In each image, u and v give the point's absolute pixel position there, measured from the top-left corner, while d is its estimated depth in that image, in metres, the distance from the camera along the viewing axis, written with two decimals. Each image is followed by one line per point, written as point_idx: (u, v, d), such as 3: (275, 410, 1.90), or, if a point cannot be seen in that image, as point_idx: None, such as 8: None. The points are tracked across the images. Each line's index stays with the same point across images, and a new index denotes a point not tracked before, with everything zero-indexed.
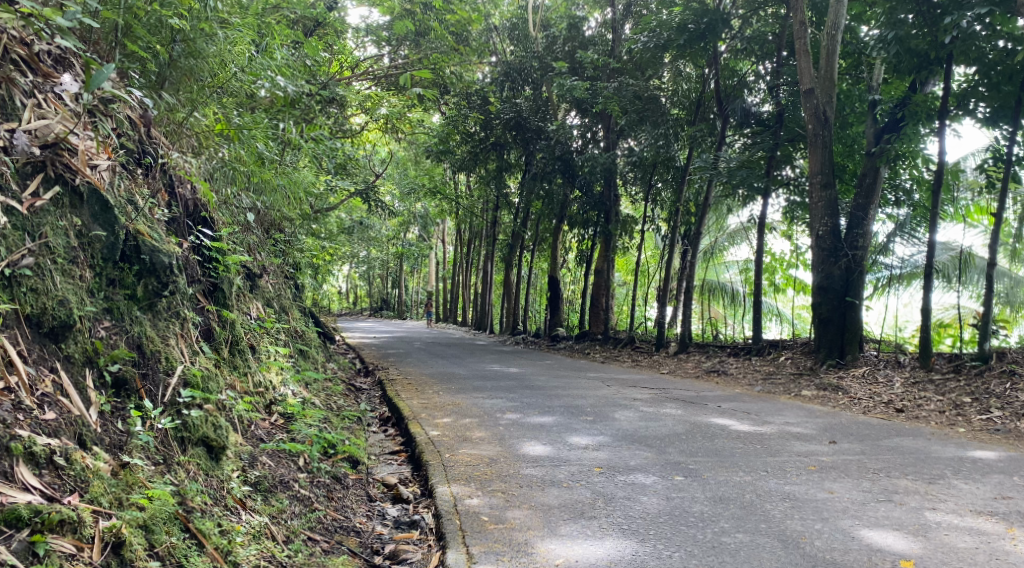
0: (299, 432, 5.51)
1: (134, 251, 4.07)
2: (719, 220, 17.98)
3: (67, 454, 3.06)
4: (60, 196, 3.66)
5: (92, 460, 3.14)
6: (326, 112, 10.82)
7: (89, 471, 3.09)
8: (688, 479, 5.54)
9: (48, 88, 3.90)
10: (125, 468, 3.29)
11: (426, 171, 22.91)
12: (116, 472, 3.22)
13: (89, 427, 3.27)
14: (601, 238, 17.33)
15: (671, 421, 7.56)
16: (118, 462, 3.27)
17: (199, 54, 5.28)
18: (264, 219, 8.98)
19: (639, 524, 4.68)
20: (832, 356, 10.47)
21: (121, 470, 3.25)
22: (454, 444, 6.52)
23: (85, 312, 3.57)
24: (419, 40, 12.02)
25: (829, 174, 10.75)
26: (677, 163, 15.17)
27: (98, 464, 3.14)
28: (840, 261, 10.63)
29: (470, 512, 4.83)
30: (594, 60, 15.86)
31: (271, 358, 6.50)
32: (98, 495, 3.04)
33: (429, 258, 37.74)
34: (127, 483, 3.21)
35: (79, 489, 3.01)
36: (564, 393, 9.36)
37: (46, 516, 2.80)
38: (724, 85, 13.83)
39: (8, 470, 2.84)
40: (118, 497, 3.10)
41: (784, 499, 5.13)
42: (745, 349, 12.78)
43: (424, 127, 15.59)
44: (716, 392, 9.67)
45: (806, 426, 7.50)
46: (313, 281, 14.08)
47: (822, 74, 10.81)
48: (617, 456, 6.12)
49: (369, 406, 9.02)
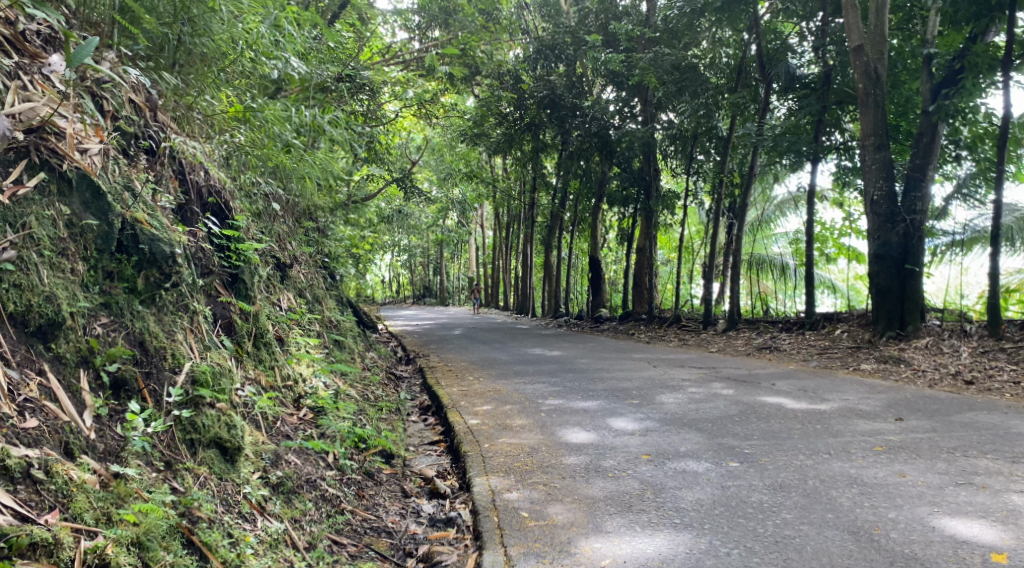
0: (328, 427, 5.23)
1: (132, 241, 3.77)
2: (766, 191, 17.35)
3: (46, 467, 2.79)
4: (46, 183, 3.41)
5: (77, 472, 2.87)
6: (358, 99, 10.56)
7: (74, 485, 2.82)
8: (744, 465, 5.12)
9: (36, 69, 3.64)
10: (118, 478, 3.00)
11: (462, 156, 22.63)
12: (106, 484, 2.94)
13: (79, 434, 3.01)
14: (642, 216, 16.78)
15: (722, 403, 7.12)
16: (109, 472, 2.99)
17: (205, 33, 4.99)
18: (296, 208, 8.74)
19: (692, 517, 4.29)
20: (892, 328, 9.90)
21: (112, 481, 2.97)
22: (494, 433, 6.18)
23: (77, 308, 3.32)
24: (449, 21, 11.72)
25: (882, 135, 10.12)
26: (720, 133, 14.88)
27: (84, 476, 2.87)
28: (898, 228, 10.00)
29: (509, 508, 4.50)
30: (628, 31, 15.27)
31: (301, 350, 6.23)
32: (82, 511, 2.76)
33: (469, 245, 37.53)
34: (119, 495, 2.93)
35: (59, 506, 2.74)
36: (609, 376, 8.95)
37: (13, 540, 2.52)
38: (767, 49, 13.13)
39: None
40: (106, 512, 2.82)
41: (852, 485, 4.69)
42: (798, 324, 12.22)
43: (457, 111, 15.22)
44: (769, 370, 9.18)
45: (869, 403, 7.00)
46: (354, 271, 13.90)
47: (871, 29, 10.21)
48: (667, 441, 5.73)
49: (408, 395, 8.74)
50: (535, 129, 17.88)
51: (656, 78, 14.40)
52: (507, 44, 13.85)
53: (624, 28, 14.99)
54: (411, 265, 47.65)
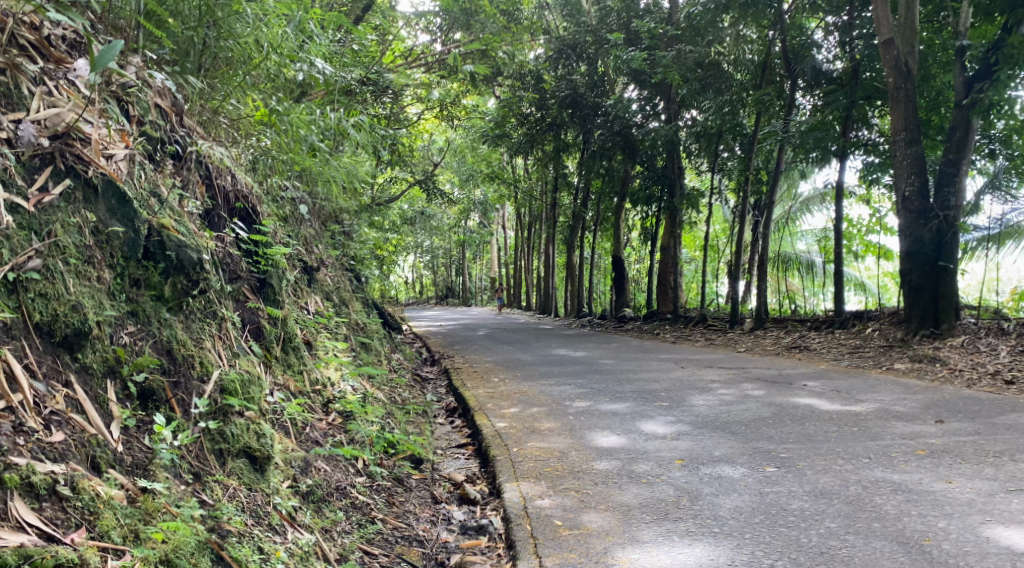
0: (356, 432, 5.15)
1: (158, 248, 3.71)
2: (792, 188, 17.08)
3: (72, 483, 2.72)
4: (71, 190, 3.35)
5: (104, 488, 2.80)
6: (380, 102, 10.51)
7: (101, 501, 2.75)
8: (781, 470, 4.98)
9: (61, 75, 3.58)
10: (145, 493, 2.93)
11: (484, 157, 22.57)
12: (134, 499, 2.87)
13: (106, 447, 2.95)
14: (666, 214, 16.59)
15: (755, 404, 6.97)
16: (137, 487, 2.93)
17: (233, 36, 4.96)
18: (320, 211, 8.69)
19: (732, 525, 4.17)
20: (926, 326, 9.66)
21: (139, 496, 2.90)
22: (522, 437, 6.07)
23: (104, 318, 3.25)
24: (471, 22, 11.67)
25: (914, 130, 9.87)
26: (746, 130, 14.65)
27: (111, 492, 2.80)
28: (930, 224, 9.76)
29: (542, 515, 4.40)
30: (650, 29, 15.17)
31: (328, 354, 6.17)
32: (109, 529, 2.69)
33: (491, 245, 37.48)
34: (147, 510, 2.86)
35: (86, 524, 2.67)
36: (637, 377, 8.82)
37: (38, 561, 2.43)
38: (792, 45, 12.92)
39: (2, 506, 2.52)
40: (134, 530, 2.76)
41: (897, 492, 4.54)
42: (828, 322, 12.00)
43: (480, 111, 15.13)
44: (800, 370, 9.00)
45: (906, 404, 6.82)
46: (377, 273, 13.86)
47: (901, 22, 9.96)
48: (701, 445, 5.60)
49: (434, 397, 8.67)
50: (555, 129, 17.92)
51: (679, 76, 14.28)
52: (528, 44, 13.75)
53: (646, 26, 14.80)
54: (433, 267, 47.71)
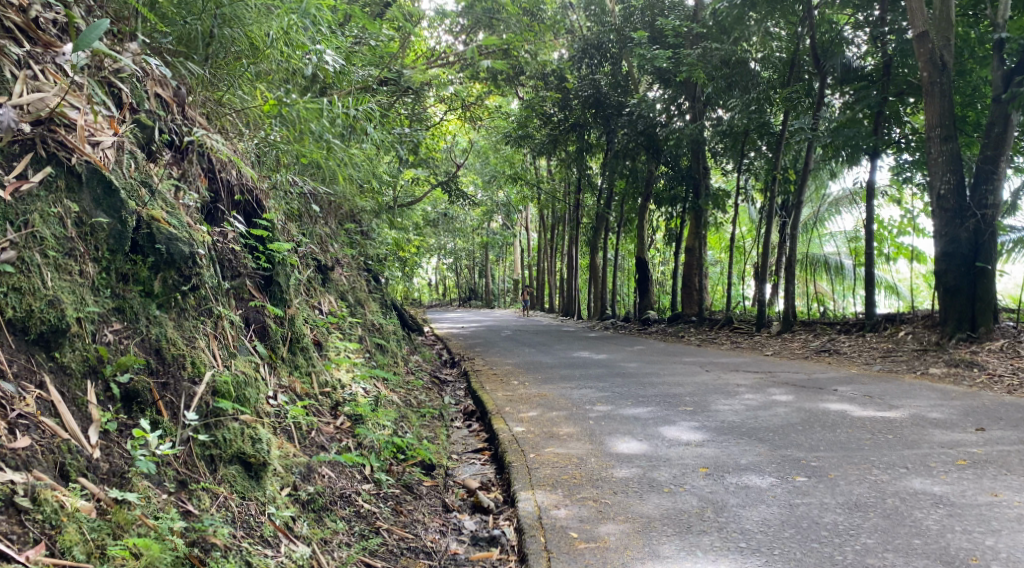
0: (365, 437, 4.93)
1: (148, 240, 3.51)
2: (819, 189, 16.62)
3: (33, 494, 2.55)
4: (53, 178, 3.17)
5: (70, 499, 2.63)
6: (399, 101, 10.30)
7: (65, 513, 2.59)
8: (813, 480, 4.68)
9: (48, 59, 3.40)
10: (118, 504, 2.76)
11: (507, 158, 22.33)
12: (104, 511, 2.70)
13: (78, 454, 2.77)
14: (691, 215, 16.22)
15: (784, 410, 6.66)
16: (109, 497, 2.75)
17: (236, 23, 4.78)
18: (337, 210, 8.50)
19: (761, 540, 3.90)
20: (962, 329, 9.25)
21: (111, 507, 2.73)
22: (539, 442, 5.82)
23: (85, 313, 3.07)
24: (493, 22, 11.42)
25: (950, 126, 9.47)
26: (773, 129, 14.18)
27: (77, 503, 2.63)
28: (967, 224, 9.38)
29: (557, 527, 4.15)
30: (675, 26, 14.62)
31: (340, 355, 5.95)
32: (71, 545, 2.53)
33: (514, 247, 37.19)
34: (118, 523, 2.68)
35: (45, 540, 2.51)
36: (661, 381, 8.51)
37: None
38: (821, 40, 12.42)
39: None
40: (100, 546, 2.59)
41: (938, 505, 4.24)
42: (858, 325, 11.59)
43: (502, 112, 14.86)
44: (830, 374, 8.66)
45: (942, 410, 6.48)
46: (398, 274, 13.65)
47: (936, 15, 9.59)
48: (726, 452, 5.31)
49: (452, 400, 8.43)
50: (579, 129, 17.71)
51: (705, 74, 13.94)
52: (551, 43, 13.45)
53: (671, 23, 14.41)
54: (456, 269, 47.54)
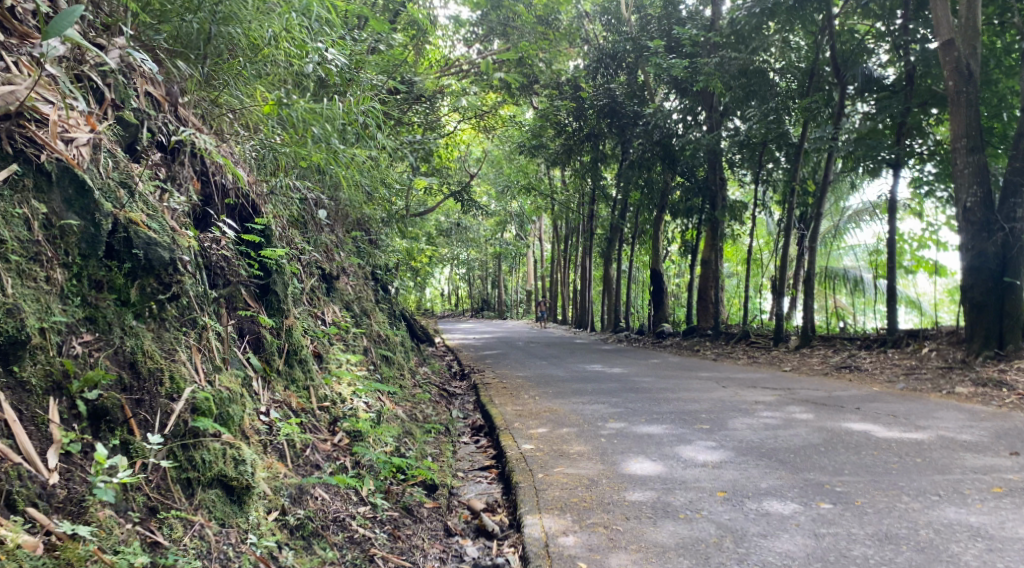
0: (363, 455, 4.64)
1: (124, 246, 3.31)
2: (839, 201, 16.30)
3: None
4: (19, 176, 2.98)
5: (11, 532, 2.41)
6: (410, 107, 10.05)
7: (4, 550, 2.37)
8: (839, 507, 4.38)
9: (24, 51, 3.21)
10: (70, 538, 2.54)
11: (521, 168, 22.05)
12: (53, 547, 2.48)
13: (29, 482, 2.56)
14: (707, 227, 15.87)
15: (804, 429, 6.34)
16: (62, 531, 2.54)
17: (236, 21, 4.54)
18: (345, 219, 8.26)
19: None
20: (990, 347, 8.85)
21: (62, 541, 2.51)
22: (549, 460, 5.53)
23: (51, 324, 2.87)
24: (508, 29, 11.15)
25: (976, 136, 9.14)
26: (791, 140, 13.83)
27: (20, 538, 2.41)
28: (995, 237, 9.01)
29: (562, 555, 3.87)
30: (692, 35, 14.32)
31: (341, 367, 5.69)
32: None
33: (528, 257, 36.87)
34: (67, 561, 2.46)
35: None
36: (676, 397, 8.20)
37: None
38: (843, 49, 12.23)
39: None
40: None
41: (975, 537, 3.93)
42: (879, 341, 11.23)
43: (517, 121, 14.54)
44: (851, 392, 8.31)
45: (972, 432, 6.14)
46: (410, 284, 13.37)
47: (961, 22, 9.29)
48: (745, 475, 5.01)
49: (460, 414, 8.14)
50: (593, 139, 17.70)
51: (722, 83, 13.64)
52: (566, 50, 13.14)
53: (688, 32, 14.10)
54: (469, 279, 47.28)
